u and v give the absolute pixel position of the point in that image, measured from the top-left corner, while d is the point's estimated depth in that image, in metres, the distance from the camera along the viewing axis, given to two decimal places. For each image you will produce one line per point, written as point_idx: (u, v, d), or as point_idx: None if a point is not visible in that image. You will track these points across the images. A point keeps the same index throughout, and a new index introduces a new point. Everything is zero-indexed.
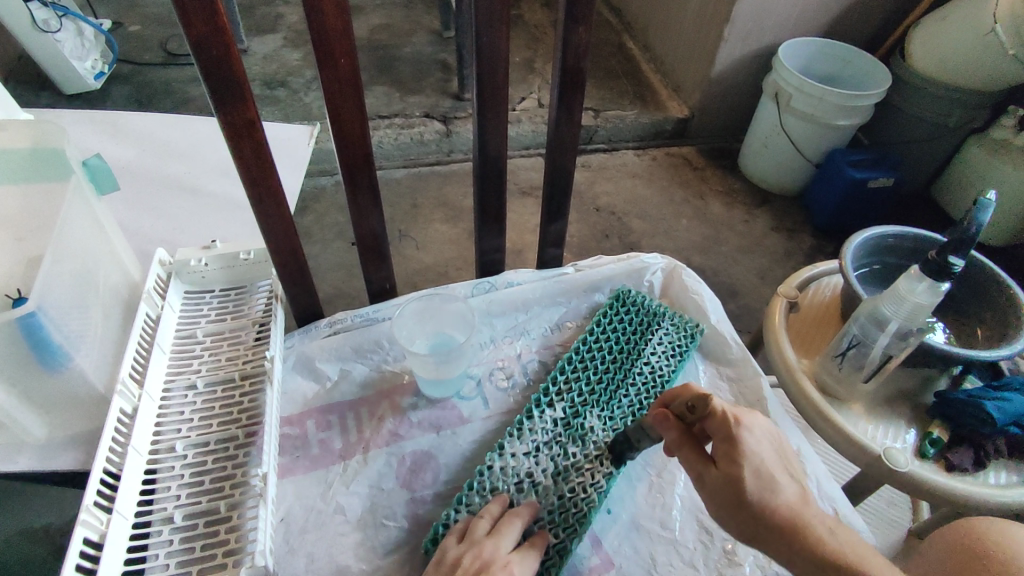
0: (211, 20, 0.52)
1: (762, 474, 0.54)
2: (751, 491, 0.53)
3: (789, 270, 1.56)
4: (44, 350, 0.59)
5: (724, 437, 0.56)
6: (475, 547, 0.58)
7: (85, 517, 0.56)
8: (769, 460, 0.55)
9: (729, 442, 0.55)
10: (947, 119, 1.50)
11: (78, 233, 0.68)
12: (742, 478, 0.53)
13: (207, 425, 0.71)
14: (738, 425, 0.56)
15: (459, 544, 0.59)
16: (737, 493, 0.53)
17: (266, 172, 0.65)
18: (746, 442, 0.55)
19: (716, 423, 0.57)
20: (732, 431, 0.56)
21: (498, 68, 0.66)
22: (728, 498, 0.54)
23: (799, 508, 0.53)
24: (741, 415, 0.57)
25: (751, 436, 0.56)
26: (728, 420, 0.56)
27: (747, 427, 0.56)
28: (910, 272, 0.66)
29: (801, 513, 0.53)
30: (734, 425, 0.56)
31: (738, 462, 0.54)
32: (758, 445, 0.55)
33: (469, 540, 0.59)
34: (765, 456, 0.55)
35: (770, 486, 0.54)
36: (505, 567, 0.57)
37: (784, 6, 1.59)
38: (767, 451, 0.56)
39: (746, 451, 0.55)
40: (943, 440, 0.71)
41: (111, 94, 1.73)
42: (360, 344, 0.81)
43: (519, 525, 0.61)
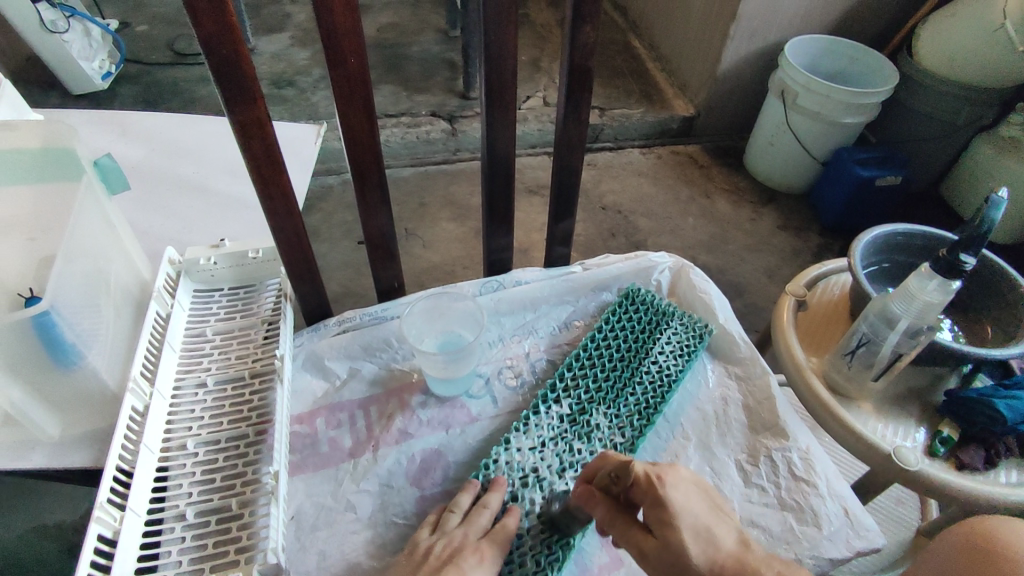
0: (222, 20, 0.52)
1: (697, 528, 0.52)
2: (691, 555, 0.51)
3: (796, 269, 1.55)
4: (57, 348, 0.60)
5: (650, 502, 0.54)
6: (445, 537, 0.60)
7: (99, 513, 0.57)
8: (701, 512, 0.53)
9: (656, 506, 0.53)
10: (956, 117, 1.48)
11: (89, 232, 0.68)
12: (679, 543, 0.51)
13: (218, 423, 0.71)
14: (659, 482, 0.54)
15: (432, 535, 0.62)
16: (679, 563, 0.51)
17: (276, 171, 0.66)
18: (672, 500, 0.53)
19: (640, 489, 0.54)
20: (656, 492, 0.53)
21: (507, 67, 0.66)
22: (673, 571, 0.51)
23: (742, 556, 0.52)
24: (662, 471, 0.55)
25: (676, 489, 0.54)
26: (647, 480, 0.54)
27: (670, 483, 0.54)
28: (920, 270, 0.66)
29: (748, 562, 0.51)
30: (655, 486, 0.53)
31: (669, 527, 0.52)
32: (686, 499, 0.53)
33: (439, 535, 0.61)
34: (696, 511, 0.53)
35: (708, 542, 0.52)
36: (475, 552, 0.58)
37: (789, 4, 1.59)
38: (695, 501, 0.54)
39: (676, 511, 0.52)
40: (953, 439, 0.71)
41: (119, 94, 1.74)
42: (369, 342, 0.81)
43: (486, 515, 0.62)
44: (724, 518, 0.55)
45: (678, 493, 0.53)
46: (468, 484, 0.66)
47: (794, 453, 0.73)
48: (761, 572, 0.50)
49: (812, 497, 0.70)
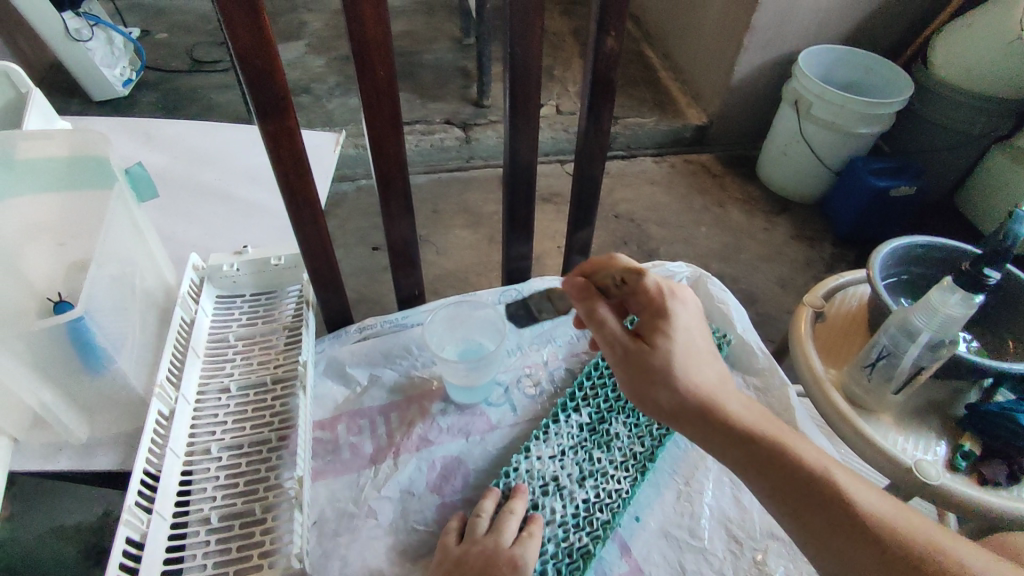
0: (257, 34, 0.53)
1: (688, 350, 0.58)
2: (674, 368, 0.56)
3: (810, 279, 1.55)
4: (88, 352, 0.61)
5: (652, 310, 0.60)
6: (476, 543, 0.60)
7: (128, 516, 0.58)
8: (694, 339, 0.59)
9: (660, 317, 0.59)
10: (972, 128, 1.48)
11: (119, 238, 0.69)
12: (669, 352, 0.57)
13: (241, 427, 0.72)
14: (670, 304, 0.60)
15: (460, 543, 0.61)
16: (662, 371, 0.56)
17: (303, 179, 0.67)
18: (675, 315, 0.59)
19: (649, 304, 0.61)
20: (665, 307, 0.59)
21: (531, 78, 0.67)
22: (648, 363, 0.57)
23: (715, 388, 0.57)
24: (674, 293, 0.61)
25: (681, 309, 0.60)
26: (659, 293, 0.61)
27: (677, 307, 0.60)
28: (943, 283, 0.66)
29: (718, 394, 0.56)
30: (663, 299, 0.60)
31: (668, 339, 0.57)
32: (688, 322, 0.59)
33: (469, 541, 0.60)
34: (693, 335, 0.59)
35: (692, 366, 0.57)
36: (509, 560, 0.58)
37: (804, 14, 1.60)
38: (695, 330, 0.59)
39: (676, 327, 0.58)
40: (975, 453, 0.71)
41: (139, 101, 1.77)
42: (390, 349, 0.82)
43: (514, 520, 0.62)
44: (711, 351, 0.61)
45: (682, 314, 0.59)
46: (488, 491, 0.66)
47: None
48: (726, 403, 0.56)
49: None
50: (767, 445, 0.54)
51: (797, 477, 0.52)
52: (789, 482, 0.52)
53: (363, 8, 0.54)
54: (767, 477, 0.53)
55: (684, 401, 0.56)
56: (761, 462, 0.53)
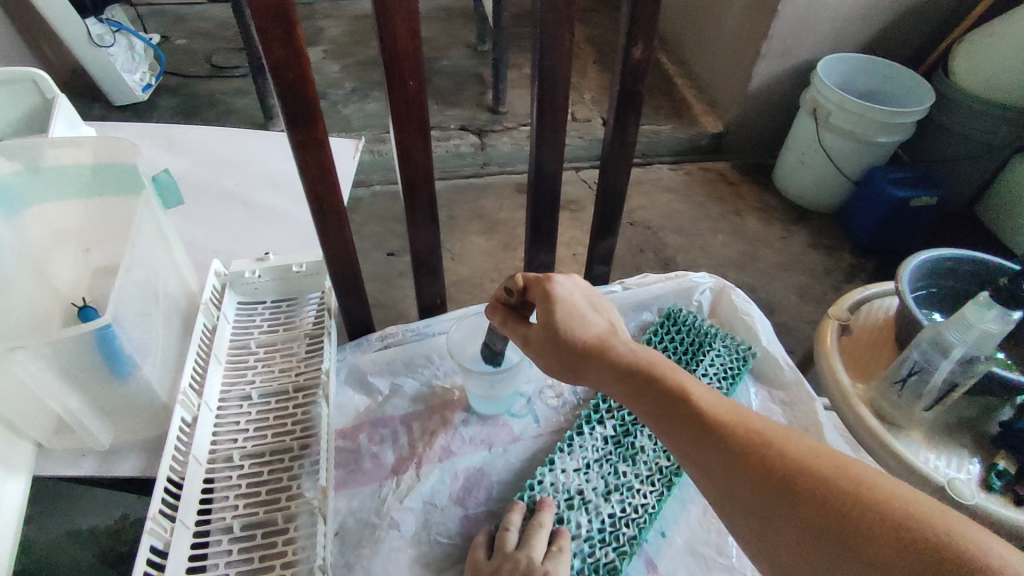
0: (290, 45, 0.53)
1: (577, 320, 0.57)
2: (561, 329, 0.57)
3: (828, 289, 1.53)
4: (115, 359, 0.61)
5: (540, 296, 0.59)
6: (509, 558, 0.59)
7: (152, 525, 0.58)
8: (581, 305, 0.59)
9: (544, 299, 0.58)
10: (994, 136, 1.45)
11: (146, 245, 0.70)
12: (554, 323, 0.57)
13: (262, 436, 0.72)
14: (549, 281, 0.59)
15: (491, 558, 0.60)
16: (552, 336, 0.57)
17: (331, 188, 0.67)
18: (555, 290, 0.58)
19: (533, 289, 0.60)
20: (547, 289, 0.59)
21: (559, 89, 0.67)
22: (552, 350, 0.57)
23: (605, 338, 0.56)
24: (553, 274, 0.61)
25: (565, 288, 0.59)
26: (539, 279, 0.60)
27: (557, 282, 0.59)
28: (978, 298, 0.65)
29: (609, 343, 0.56)
30: (544, 283, 0.59)
31: (550, 311, 0.57)
32: (568, 295, 0.59)
33: (501, 556, 0.59)
34: (575, 303, 0.59)
35: (579, 325, 0.57)
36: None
37: (824, 22, 1.58)
38: (578, 299, 0.59)
39: (557, 300, 0.58)
40: (1010, 472, 0.69)
41: (158, 105, 1.78)
42: (411, 358, 0.82)
43: (542, 532, 0.61)
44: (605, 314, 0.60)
45: (562, 287, 0.58)
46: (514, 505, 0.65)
47: None
48: (615, 348, 0.55)
49: None
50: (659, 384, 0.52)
51: (688, 415, 0.49)
52: (680, 421, 0.49)
53: (396, 20, 0.54)
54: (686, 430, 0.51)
55: (580, 357, 0.56)
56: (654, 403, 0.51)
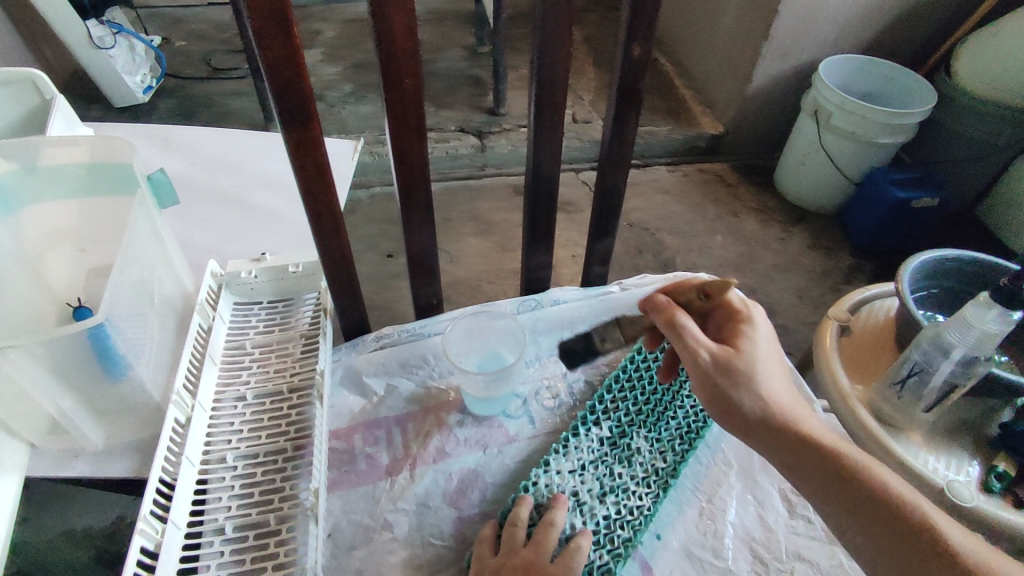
0: (287, 43, 0.52)
1: (762, 355, 0.58)
2: (749, 364, 0.56)
3: (828, 290, 1.53)
4: (107, 359, 0.60)
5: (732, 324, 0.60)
6: (515, 555, 0.58)
7: (142, 526, 0.57)
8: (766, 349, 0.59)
9: (740, 327, 0.58)
10: (999, 137, 1.44)
11: (141, 245, 0.69)
12: (741, 354, 0.57)
13: (257, 436, 0.72)
14: (748, 314, 0.59)
15: (497, 555, 0.59)
16: (734, 366, 0.56)
17: (326, 188, 0.66)
18: (753, 325, 0.58)
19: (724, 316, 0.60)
20: (743, 320, 0.59)
21: (557, 87, 0.66)
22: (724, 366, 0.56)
23: (782, 391, 0.57)
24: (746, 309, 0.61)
25: (759, 325, 0.60)
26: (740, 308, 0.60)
27: (754, 317, 0.60)
28: (978, 298, 0.64)
29: (787, 398, 0.57)
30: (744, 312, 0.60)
31: (743, 340, 0.57)
32: (762, 333, 0.59)
33: (508, 551, 0.59)
34: (765, 342, 0.59)
35: (762, 367, 0.57)
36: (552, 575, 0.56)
37: (824, 23, 1.58)
38: (767, 343, 0.59)
39: (750, 334, 0.58)
40: (1010, 474, 0.68)
41: (156, 107, 1.78)
42: (407, 359, 0.81)
43: (553, 529, 0.60)
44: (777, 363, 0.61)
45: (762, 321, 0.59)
46: (519, 498, 0.64)
47: None
48: (794, 408, 0.56)
49: None
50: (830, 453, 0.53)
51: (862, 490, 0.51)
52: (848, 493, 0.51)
53: (393, 18, 0.53)
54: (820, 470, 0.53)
55: (755, 401, 0.56)
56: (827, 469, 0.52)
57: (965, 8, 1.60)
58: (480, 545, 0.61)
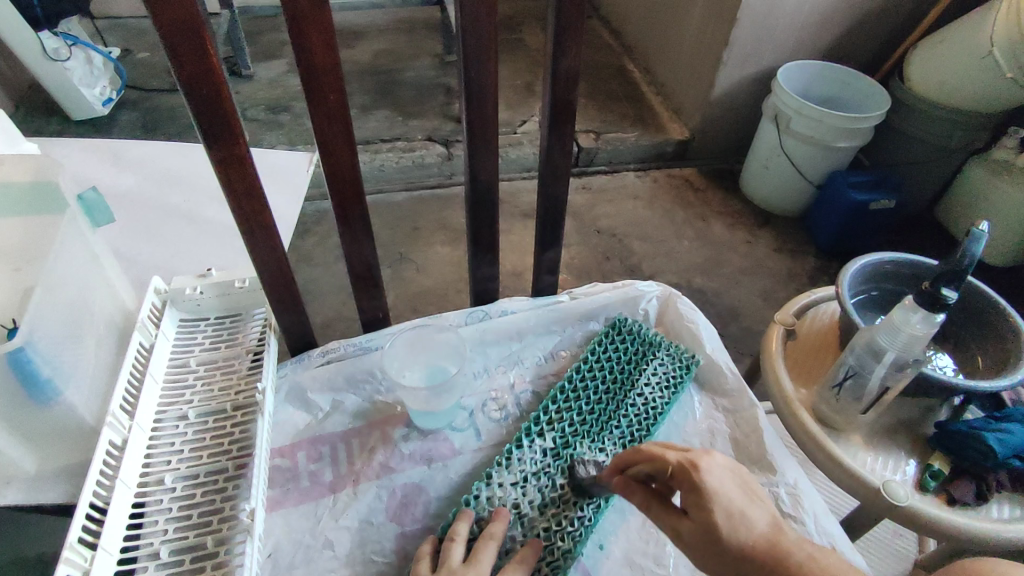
0: (202, 60, 0.52)
1: (733, 513, 0.50)
2: (722, 534, 0.49)
3: (791, 292, 1.55)
4: (32, 383, 0.59)
5: (687, 486, 0.53)
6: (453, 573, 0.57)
7: (68, 554, 0.55)
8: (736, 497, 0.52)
9: (693, 491, 0.52)
10: (948, 140, 1.48)
11: (73, 264, 0.68)
12: (712, 524, 0.50)
13: (197, 457, 0.71)
14: (694, 469, 0.53)
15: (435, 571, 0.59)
16: (712, 544, 0.50)
17: (257, 204, 0.66)
18: (706, 483, 0.51)
19: (677, 476, 0.54)
20: (692, 478, 0.52)
21: (488, 100, 0.67)
22: (708, 549, 0.50)
23: (776, 540, 0.50)
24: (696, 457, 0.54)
25: (712, 479, 0.52)
26: (683, 466, 0.53)
27: (705, 469, 0.53)
28: (904, 303, 0.65)
29: (788, 549, 0.49)
30: (689, 471, 0.53)
31: (704, 509, 0.51)
32: (720, 485, 0.52)
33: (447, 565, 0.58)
34: (732, 498, 0.51)
35: (742, 526, 0.50)
36: None
37: (780, 30, 1.61)
38: (732, 488, 0.52)
39: (709, 494, 0.51)
40: (944, 473, 0.70)
41: (118, 120, 1.75)
42: (353, 374, 0.81)
43: (493, 546, 0.60)
44: (762, 500, 0.53)
45: (711, 474, 0.52)
46: (460, 512, 0.64)
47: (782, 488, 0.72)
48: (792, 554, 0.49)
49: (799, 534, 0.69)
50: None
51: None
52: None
53: (310, 35, 0.54)
54: None
55: (759, 568, 0.49)
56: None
57: (915, 15, 1.65)
58: (419, 562, 0.61)
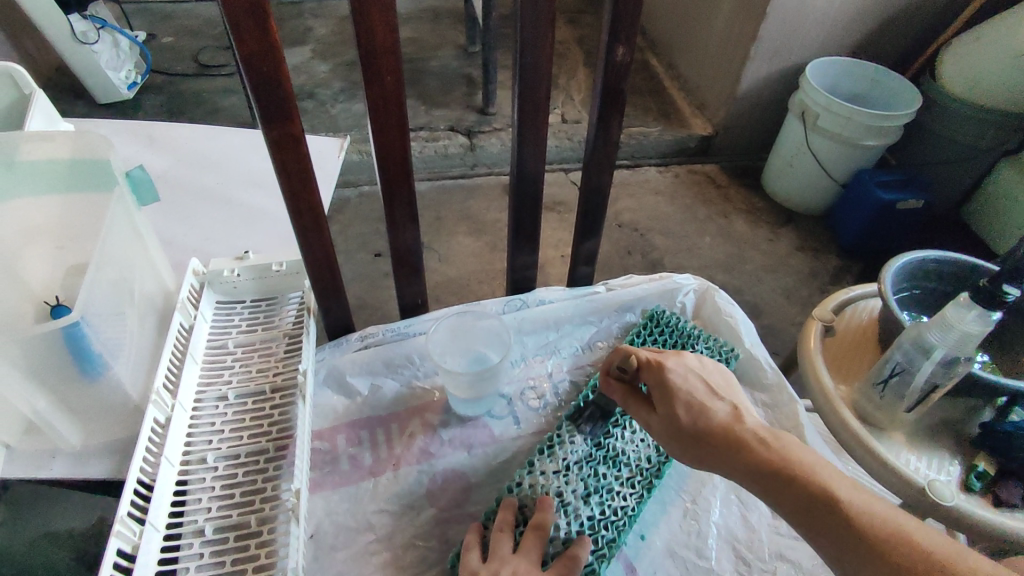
0: (263, 37, 0.52)
1: (692, 399, 0.58)
2: (680, 418, 0.57)
3: (815, 291, 1.54)
4: (84, 359, 0.59)
5: (654, 380, 0.61)
6: (504, 562, 0.58)
7: (119, 528, 0.56)
8: (700, 392, 0.59)
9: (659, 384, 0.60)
10: (980, 140, 1.45)
11: (119, 242, 0.68)
12: (673, 410, 0.58)
13: (238, 437, 0.71)
14: (660, 366, 0.61)
15: (483, 562, 0.59)
16: (673, 424, 0.58)
17: (307, 183, 0.66)
18: (670, 378, 0.59)
19: (647, 372, 0.62)
20: (658, 372, 0.61)
21: (540, 88, 0.67)
22: (669, 432, 0.58)
23: (729, 423, 0.55)
24: (667, 358, 0.62)
25: (677, 373, 0.60)
26: (650, 362, 0.62)
27: (670, 367, 0.61)
28: (959, 299, 0.65)
29: (735, 429, 0.55)
30: (654, 365, 0.61)
31: (667, 396, 0.59)
32: (682, 378, 0.60)
33: (498, 558, 0.58)
34: (694, 389, 0.59)
35: (699, 410, 0.57)
36: None
37: (813, 26, 1.59)
38: (696, 383, 0.60)
39: (672, 386, 0.59)
40: (990, 474, 0.69)
41: (143, 104, 1.76)
42: (392, 359, 0.81)
43: (541, 537, 0.60)
44: (727, 394, 0.59)
45: (675, 371, 0.60)
46: (504, 501, 0.65)
47: None
48: (737, 432, 0.54)
49: None
50: (792, 480, 0.51)
51: (831, 515, 0.48)
52: (812, 517, 0.49)
53: (371, 14, 0.53)
54: (792, 504, 0.50)
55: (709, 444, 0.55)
56: (793, 504, 0.50)
57: (952, 11, 1.61)
58: (467, 551, 0.61)
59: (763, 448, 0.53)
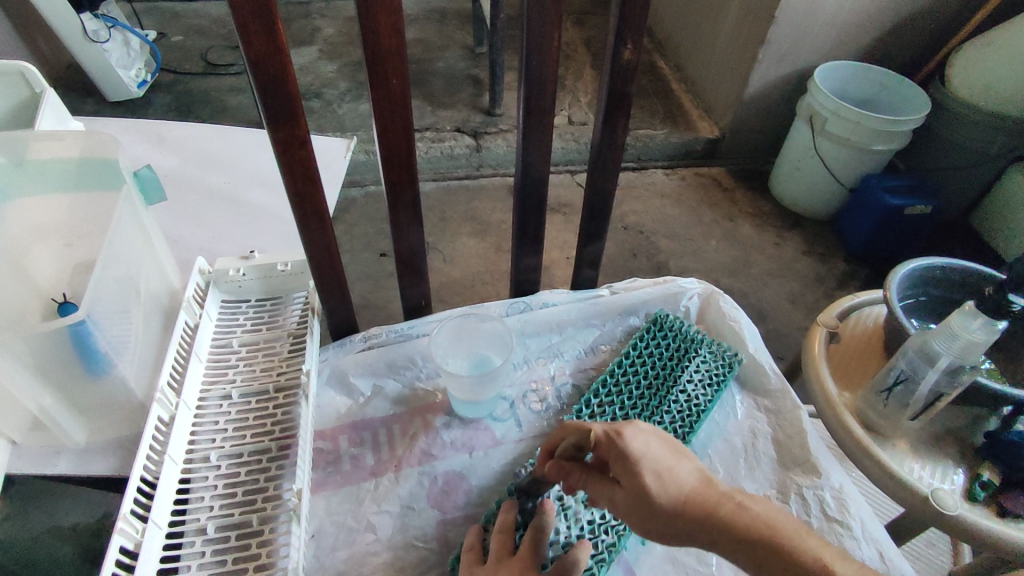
0: (270, 40, 0.52)
1: (659, 473, 0.52)
2: (654, 497, 0.51)
3: (821, 296, 1.53)
4: (89, 356, 0.59)
5: (614, 454, 0.54)
6: (504, 564, 0.58)
7: (122, 525, 0.56)
8: (663, 458, 0.54)
9: (620, 460, 0.53)
10: (989, 146, 1.43)
11: (126, 241, 0.68)
12: (643, 489, 0.52)
13: (242, 436, 0.71)
14: (619, 439, 0.54)
15: (482, 564, 0.59)
16: (645, 506, 0.51)
17: (312, 183, 0.66)
18: (634, 450, 0.53)
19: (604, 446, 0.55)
20: (618, 446, 0.54)
21: (546, 92, 0.67)
22: (640, 514, 0.52)
23: (702, 493, 0.52)
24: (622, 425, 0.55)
25: (638, 442, 0.54)
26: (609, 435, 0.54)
27: (629, 438, 0.54)
28: (964, 308, 0.64)
29: (711, 500, 0.51)
30: (613, 440, 0.54)
31: (634, 474, 0.52)
32: (646, 450, 0.53)
33: (496, 560, 0.59)
34: (658, 459, 0.53)
35: (670, 483, 0.52)
36: None
37: (822, 30, 1.58)
38: (657, 450, 0.54)
39: (638, 459, 0.53)
40: (994, 483, 0.69)
41: (152, 102, 1.77)
42: (395, 360, 0.82)
43: (542, 538, 0.59)
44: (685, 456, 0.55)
45: (636, 441, 0.53)
46: (505, 503, 0.65)
47: (826, 491, 0.72)
48: (715, 505, 0.51)
49: (844, 539, 0.69)
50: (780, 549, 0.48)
51: None
52: None
53: (377, 17, 0.53)
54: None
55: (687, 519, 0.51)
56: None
57: (963, 16, 1.60)
58: (467, 552, 0.61)
59: (747, 519, 0.49)
